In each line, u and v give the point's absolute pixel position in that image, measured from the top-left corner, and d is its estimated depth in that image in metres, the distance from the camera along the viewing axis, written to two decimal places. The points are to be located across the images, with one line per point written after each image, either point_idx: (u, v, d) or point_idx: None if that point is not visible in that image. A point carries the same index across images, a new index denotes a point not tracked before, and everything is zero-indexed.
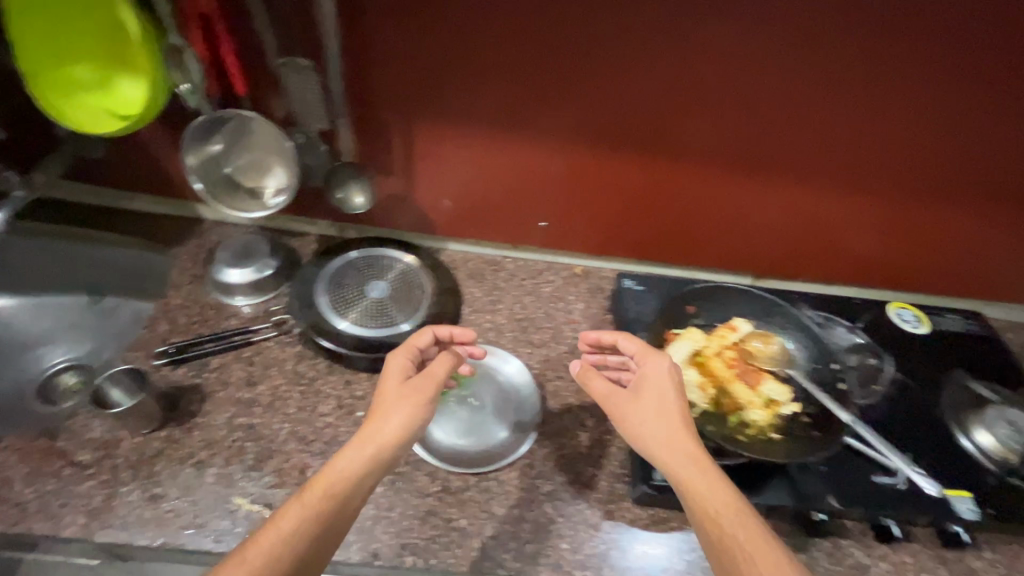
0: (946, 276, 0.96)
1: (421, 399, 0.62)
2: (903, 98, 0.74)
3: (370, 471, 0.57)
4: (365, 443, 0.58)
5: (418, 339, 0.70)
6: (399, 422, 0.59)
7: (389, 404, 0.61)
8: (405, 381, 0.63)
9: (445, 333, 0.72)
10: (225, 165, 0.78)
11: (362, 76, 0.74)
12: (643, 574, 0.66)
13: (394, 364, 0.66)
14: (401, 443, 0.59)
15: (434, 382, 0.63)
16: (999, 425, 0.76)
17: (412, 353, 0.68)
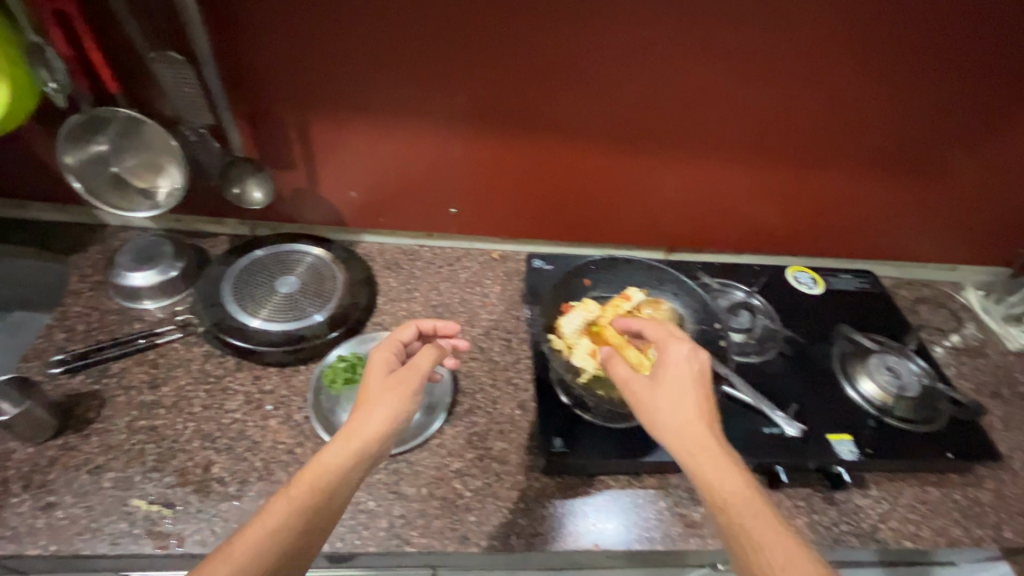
0: (839, 234, 1.04)
1: (407, 393, 0.59)
2: (776, 72, 0.80)
3: (358, 465, 0.54)
4: (351, 437, 0.55)
5: (402, 334, 0.69)
6: (386, 415, 0.57)
7: (375, 397, 0.59)
8: (390, 375, 0.61)
9: (428, 327, 0.72)
10: (112, 164, 0.76)
11: (250, 62, 0.74)
12: (548, 536, 0.68)
13: (377, 359, 0.64)
14: (388, 435, 0.57)
15: (418, 375, 0.61)
16: (881, 371, 0.82)
17: (396, 347, 0.67)
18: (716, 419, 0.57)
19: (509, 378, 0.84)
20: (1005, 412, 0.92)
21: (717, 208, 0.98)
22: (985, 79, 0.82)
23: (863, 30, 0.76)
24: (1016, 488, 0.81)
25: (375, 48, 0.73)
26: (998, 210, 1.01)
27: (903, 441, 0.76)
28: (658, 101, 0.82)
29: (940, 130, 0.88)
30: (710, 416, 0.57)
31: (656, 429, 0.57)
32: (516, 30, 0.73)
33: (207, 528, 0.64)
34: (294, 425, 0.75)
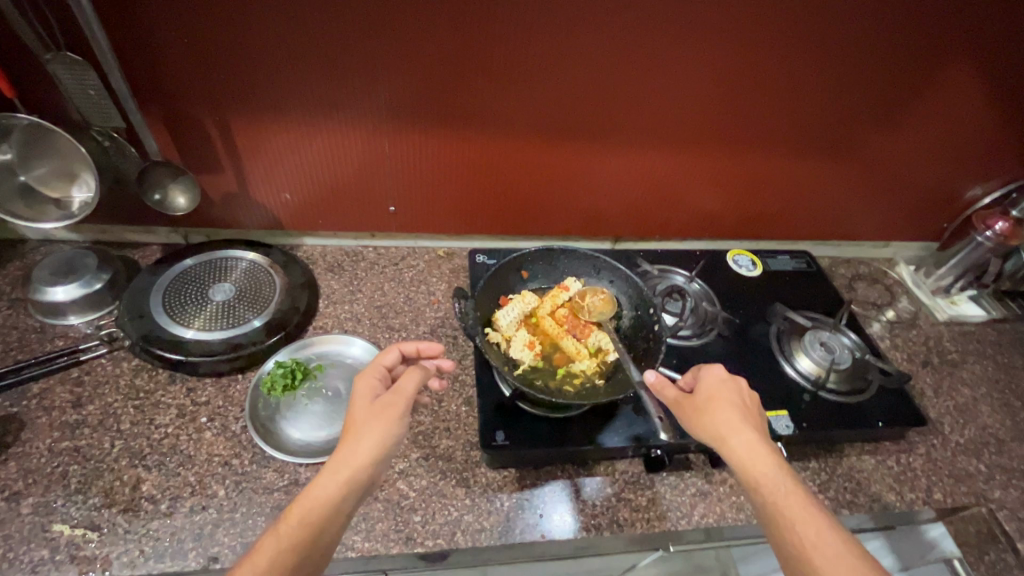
0: (771, 216, 1.10)
1: (391, 418, 0.57)
2: (699, 63, 0.82)
3: (348, 495, 0.53)
4: (340, 467, 0.54)
5: (383, 358, 0.64)
6: (372, 444, 0.55)
7: (361, 424, 0.56)
8: (376, 401, 0.58)
9: (411, 349, 0.66)
10: (20, 172, 0.72)
11: (161, 65, 0.71)
12: (496, 531, 0.68)
13: (360, 387, 0.60)
14: (375, 463, 0.55)
15: (405, 398, 0.59)
16: (815, 348, 0.84)
17: (379, 373, 0.62)
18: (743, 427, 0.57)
19: (455, 375, 0.83)
20: (934, 379, 0.96)
21: (654, 196, 1.03)
22: (897, 64, 0.85)
23: (780, 27, 0.79)
24: (945, 451, 0.85)
25: (294, 48, 0.72)
26: (920, 188, 1.06)
27: (836, 413, 0.79)
28: (587, 93, 0.83)
29: (859, 114, 0.92)
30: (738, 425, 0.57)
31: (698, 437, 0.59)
32: (437, 26, 0.73)
33: (137, 548, 0.61)
34: (231, 436, 0.72)
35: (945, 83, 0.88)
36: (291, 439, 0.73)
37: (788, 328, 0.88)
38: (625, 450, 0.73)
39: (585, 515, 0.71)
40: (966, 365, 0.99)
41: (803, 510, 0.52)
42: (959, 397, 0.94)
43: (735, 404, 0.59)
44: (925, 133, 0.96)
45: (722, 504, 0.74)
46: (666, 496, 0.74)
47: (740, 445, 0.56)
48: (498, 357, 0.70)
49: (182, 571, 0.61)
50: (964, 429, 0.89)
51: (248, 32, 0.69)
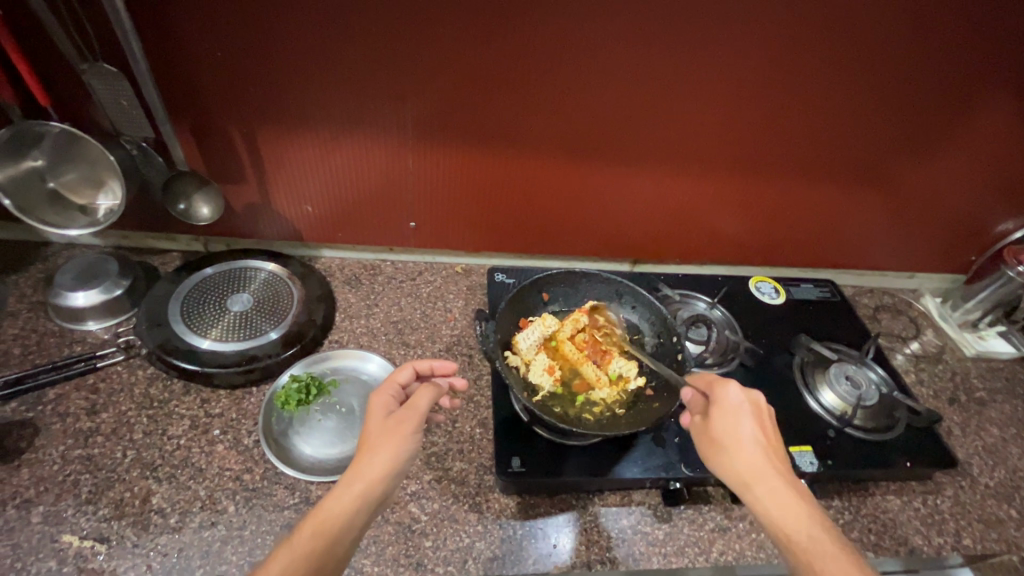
0: (793, 242, 1.08)
1: (405, 433, 0.55)
2: (727, 87, 0.81)
3: (361, 510, 0.51)
4: (353, 480, 0.52)
5: (397, 375, 0.63)
6: (386, 458, 0.53)
7: (376, 438, 0.55)
8: (389, 416, 0.57)
9: (425, 367, 0.66)
10: (50, 179, 0.72)
11: (193, 78, 0.71)
12: (508, 560, 0.66)
13: (376, 402, 0.60)
14: (388, 478, 0.53)
15: (418, 414, 0.57)
16: (840, 382, 0.82)
17: (394, 390, 0.62)
18: (755, 465, 0.54)
19: (470, 395, 0.82)
20: (961, 418, 0.93)
21: (675, 219, 1.01)
22: (928, 94, 0.84)
23: (809, 55, 0.78)
24: (973, 493, 0.82)
25: (324, 63, 0.72)
26: (948, 220, 1.04)
27: (861, 450, 0.77)
28: (613, 115, 0.83)
29: (887, 143, 0.91)
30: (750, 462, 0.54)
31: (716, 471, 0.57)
32: (467, 46, 0.73)
33: (144, 563, 0.61)
34: (243, 450, 0.72)
35: (977, 114, 0.87)
36: (304, 456, 0.72)
37: (812, 359, 0.86)
38: (643, 481, 0.71)
39: (597, 546, 0.69)
40: (995, 404, 0.96)
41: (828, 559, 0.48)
42: (987, 437, 0.91)
43: (748, 436, 0.56)
44: (954, 164, 0.94)
45: (741, 542, 0.72)
46: (684, 531, 0.72)
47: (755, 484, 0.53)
48: (517, 381, 0.69)
49: None
50: (993, 471, 0.86)
51: (280, 46, 0.70)
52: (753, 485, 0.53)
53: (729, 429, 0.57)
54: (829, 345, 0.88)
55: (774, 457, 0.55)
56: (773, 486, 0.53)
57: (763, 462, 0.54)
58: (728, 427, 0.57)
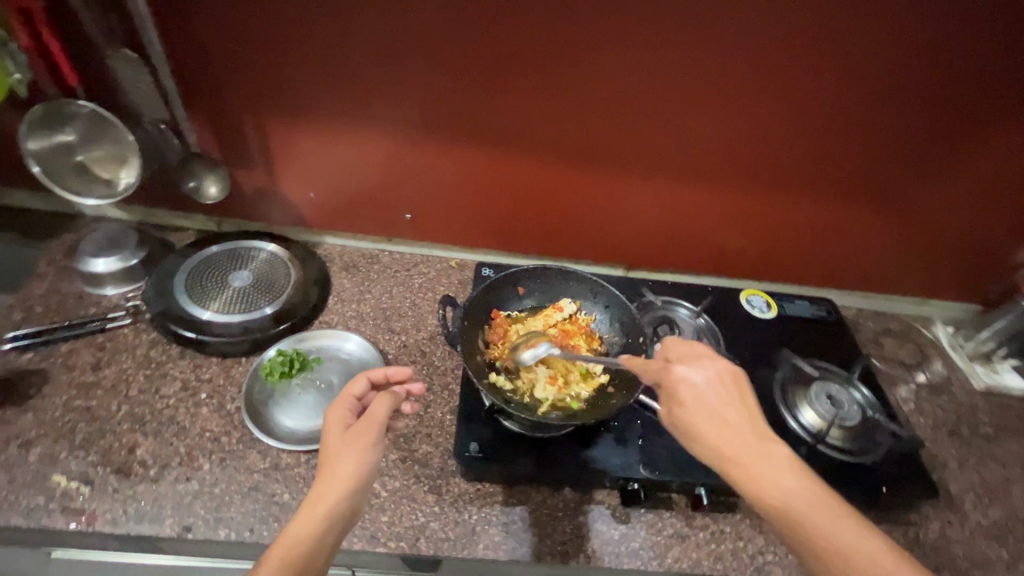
0: (794, 258, 1.06)
1: (365, 445, 0.55)
2: (720, 94, 0.82)
3: (328, 530, 0.50)
4: (317, 501, 0.51)
5: (351, 387, 0.61)
6: (348, 473, 0.52)
7: (334, 456, 0.54)
8: (347, 431, 0.56)
9: (379, 376, 0.63)
10: (79, 153, 0.80)
11: (207, 66, 0.77)
12: (459, 543, 0.68)
13: (331, 419, 0.58)
14: (353, 494, 0.52)
15: (377, 424, 0.56)
16: (821, 400, 0.80)
17: (349, 404, 0.60)
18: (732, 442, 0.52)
19: (446, 383, 0.84)
20: (961, 452, 0.88)
21: (669, 227, 1.02)
22: (928, 109, 0.82)
23: (795, 64, 0.79)
24: (962, 530, 0.78)
25: (327, 57, 0.77)
26: (961, 244, 0.99)
27: (836, 470, 0.74)
28: (605, 118, 0.85)
29: (890, 160, 0.89)
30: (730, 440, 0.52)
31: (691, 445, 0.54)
32: (460, 45, 0.77)
33: (121, 507, 0.65)
34: (225, 414, 0.76)
35: (985, 133, 0.84)
36: (280, 426, 0.76)
37: (794, 375, 0.84)
38: (601, 479, 0.71)
39: (526, 530, 0.70)
40: (1000, 440, 0.91)
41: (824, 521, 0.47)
42: (987, 474, 0.86)
43: (719, 411, 0.54)
44: (962, 184, 0.91)
45: (699, 551, 0.71)
46: (641, 533, 0.71)
47: (741, 460, 0.51)
48: (482, 369, 0.71)
49: (158, 535, 0.64)
50: (988, 509, 0.81)
51: (289, 40, 0.75)
52: (736, 466, 0.51)
53: (699, 407, 0.54)
54: (813, 363, 0.86)
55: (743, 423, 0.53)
56: (752, 458, 0.51)
57: (736, 435, 0.52)
58: (698, 404, 0.54)
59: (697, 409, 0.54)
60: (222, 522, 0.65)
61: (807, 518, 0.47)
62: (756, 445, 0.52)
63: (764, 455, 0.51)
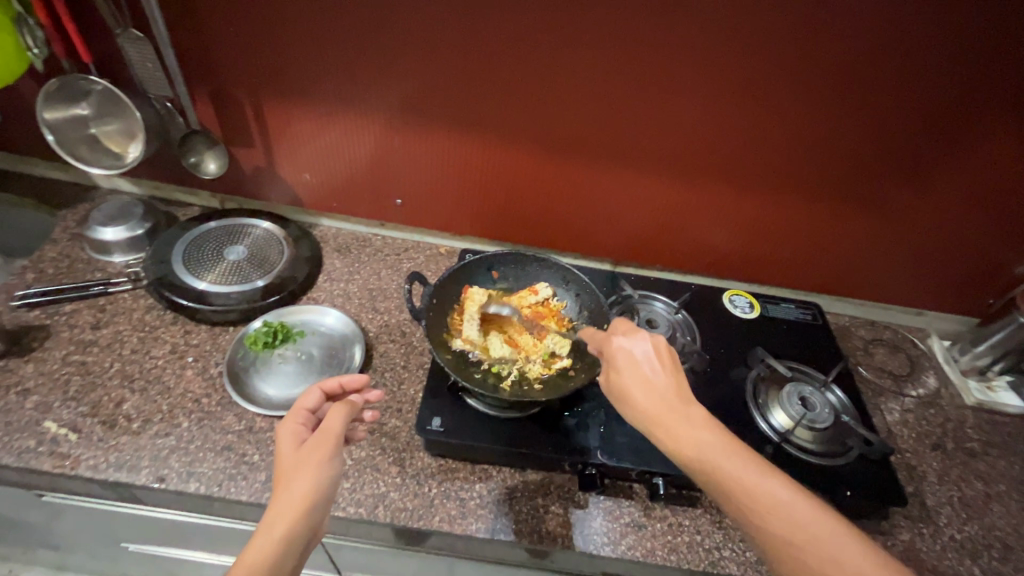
0: (782, 261, 1.05)
1: (321, 459, 0.56)
2: (702, 94, 0.82)
3: (287, 552, 0.50)
4: (274, 523, 0.51)
5: (304, 401, 0.62)
6: (306, 491, 0.53)
7: (289, 474, 0.54)
8: (302, 446, 0.57)
9: (332, 385, 0.65)
10: (93, 125, 0.87)
11: (209, 48, 0.82)
12: (417, 514, 0.70)
13: (284, 434, 0.59)
14: (309, 513, 0.52)
15: (335, 435, 0.58)
16: (792, 402, 0.79)
17: (302, 417, 0.61)
18: (658, 410, 0.54)
19: (421, 362, 0.87)
20: (943, 465, 0.86)
21: (655, 224, 1.02)
22: (920, 115, 0.81)
23: (779, 65, 0.78)
24: (932, 543, 0.76)
25: (321, 44, 0.81)
26: (959, 254, 0.97)
27: (801, 470, 0.74)
28: (589, 113, 0.87)
29: (879, 165, 0.88)
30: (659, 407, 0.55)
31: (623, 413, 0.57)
32: (448, 36, 0.79)
33: (102, 457, 0.70)
34: (208, 377, 0.80)
35: (978, 140, 0.82)
36: (258, 392, 0.79)
37: (766, 374, 0.83)
38: (560, 462, 0.72)
39: (474, 506, 0.71)
40: (986, 456, 0.88)
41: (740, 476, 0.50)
42: (968, 489, 0.83)
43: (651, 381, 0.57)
44: (957, 193, 0.89)
45: (654, 541, 0.71)
46: (596, 519, 0.72)
47: (668, 423, 0.54)
48: (448, 345, 0.73)
49: (133, 483, 0.68)
50: (964, 525, 0.79)
51: (284, 26, 0.79)
52: (658, 428, 0.54)
53: (631, 377, 0.57)
54: (788, 364, 0.86)
55: (674, 394, 0.56)
56: (678, 426, 0.53)
57: (665, 404, 0.55)
58: (631, 375, 0.57)
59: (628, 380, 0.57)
60: (194, 477, 0.69)
61: (723, 475, 0.50)
62: (683, 411, 0.54)
63: (688, 420, 0.54)
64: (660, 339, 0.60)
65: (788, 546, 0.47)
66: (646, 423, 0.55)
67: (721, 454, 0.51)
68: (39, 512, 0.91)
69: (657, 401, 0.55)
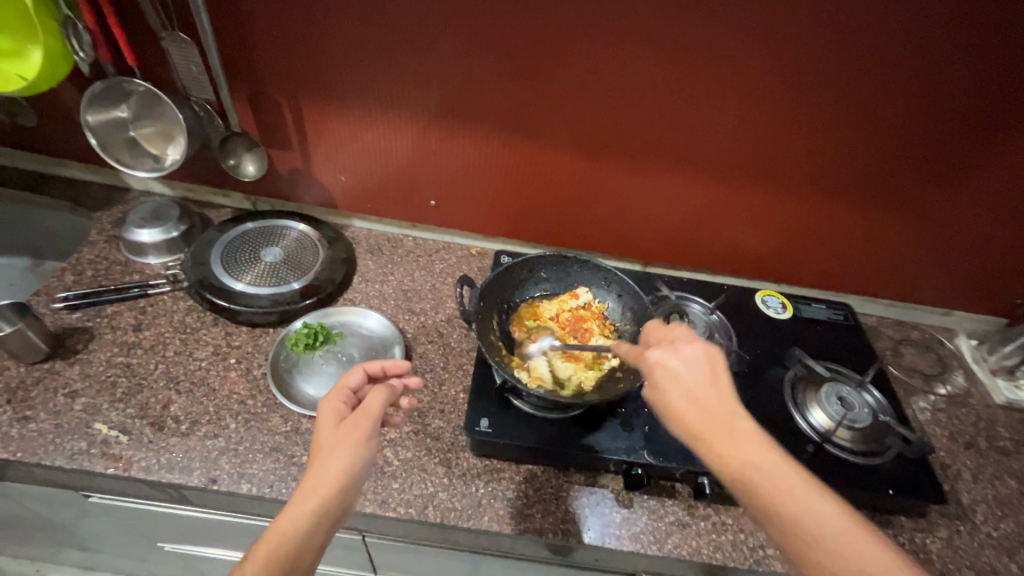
0: (811, 262, 1.06)
1: (359, 440, 0.55)
2: (739, 97, 0.83)
3: (317, 527, 0.51)
4: (305, 498, 0.51)
5: (348, 379, 0.62)
6: (340, 471, 0.53)
7: (327, 451, 0.54)
8: (340, 425, 0.56)
9: (376, 368, 0.64)
10: (131, 129, 0.87)
11: (251, 52, 0.82)
12: (465, 515, 0.71)
13: (325, 411, 0.58)
14: (341, 492, 0.52)
15: (371, 419, 0.57)
16: (830, 401, 0.80)
17: (345, 396, 0.61)
18: (703, 425, 0.52)
19: (460, 363, 0.87)
20: (976, 463, 0.87)
21: (686, 226, 1.03)
22: (959, 118, 0.80)
23: (820, 70, 0.78)
24: (970, 540, 0.77)
25: (363, 49, 0.81)
26: (989, 255, 0.97)
27: (842, 469, 0.75)
28: (626, 116, 0.87)
29: (912, 169, 0.88)
30: (706, 422, 0.52)
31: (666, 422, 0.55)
32: (490, 39, 0.79)
33: (153, 457, 0.70)
34: (252, 378, 0.81)
35: (1012, 145, 0.82)
36: (302, 392, 0.80)
37: (803, 373, 0.85)
38: (606, 462, 0.73)
39: (520, 506, 0.72)
40: (1019, 455, 0.89)
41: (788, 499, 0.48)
42: (1003, 488, 0.84)
43: (697, 395, 0.54)
44: (991, 194, 0.89)
45: (699, 539, 0.72)
46: (642, 517, 0.73)
47: (715, 436, 0.51)
48: (496, 348, 0.74)
49: (185, 484, 0.69)
50: (1001, 522, 0.80)
51: (327, 28, 0.79)
52: (701, 441, 0.52)
53: (677, 390, 0.55)
54: (823, 364, 0.87)
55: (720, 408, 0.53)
56: (725, 441, 0.51)
57: (711, 416, 0.53)
58: (676, 390, 0.55)
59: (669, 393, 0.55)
60: (245, 477, 0.70)
61: (766, 493, 0.49)
62: (730, 427, 0.52)
63: (734, 436, 0.51)
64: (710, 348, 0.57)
65: (827, 573, 0.45)
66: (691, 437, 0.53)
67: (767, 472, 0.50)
68: (77, 514, 0.92)
69: (700, 417, 0.53)
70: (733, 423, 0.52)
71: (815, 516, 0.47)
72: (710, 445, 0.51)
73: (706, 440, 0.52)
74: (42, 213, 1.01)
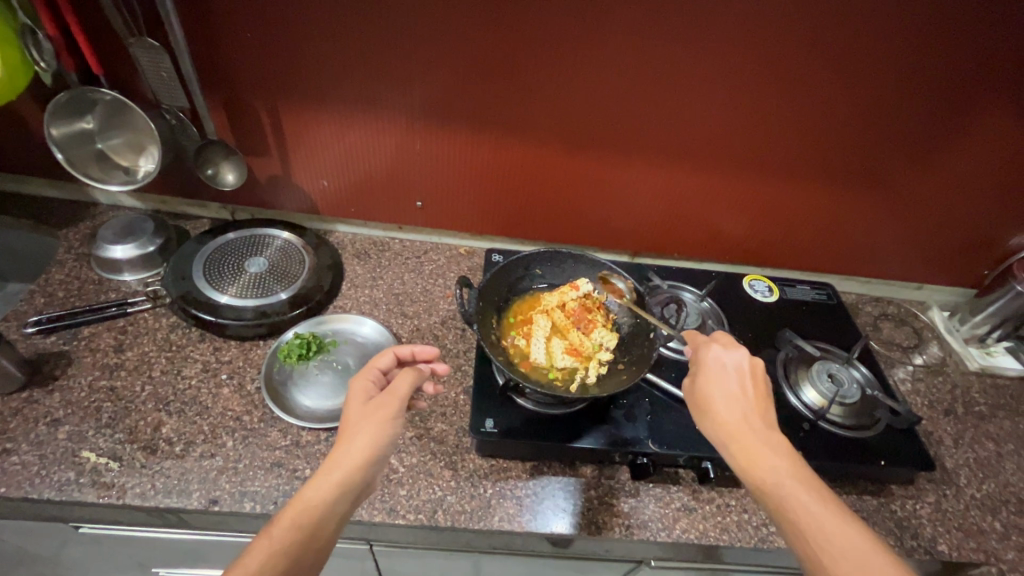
0: (792, 245, 1.09)
1: (387, 418, 0.55)
2: (721, 88, 0.84)
3: (341, 498, 0.51)
4: (332, 468, 0.52)
5: (379, 360, 0.62)
6: (365, 444, 0.53)
7: (354, 425, 0.55)
8: (369, 402, 0.57)
9: (406, 353, 0.64)
10: (98, 141, 0.83)
11: (226, 57, 0.80)
12: (475, 518, 0.70)
13: (354, 389, 0.59)
14: (366, 467, 0.53)
15: (399, 400, 0.57)
16: (822, 379, 0.83)
17: (374, 375, 0.61)
18: (737, 426, 0.57)
19: (458, 364, 0.87)
20: (956, 429, 0.92)
21: (672, 217, 1.05)
22: (929, 100, 0.84)
23: (798, 58, 0.80)
24: (956, 503, 0.81)
25: (342, 51, 0.79)
26: (957, 229, 1.02)
27: (838, 444, 0.77)
28: (611, 109, 0.87)
29: (886, 152, 0.91)
30: (740, 424, 0.57)
31: (704, 420, 0.60)
32: (473, 38, 0.79)
33: (148, 482, 0.68)
34: (246, 394, 0.78)
35: (978, 124, 0.86)
36: (298, 403, 0.78)
37: (793, 354, 0.88)
38: (611, 453, 0.74)
39: (530, 502, 0.72)
40: (993, 419, 0.94)
41: (810, 509, 0.51)
42: (981, 450, 0.89)
43: (737, 398, 0.59)
44: (959, 172, 0.93)
45: (706, 523, 0.73)
46: (649, 506, 0.74)
47: (747, 437, 0.56)
48: (500, 349, 0.74)
49: (185, 508, 0.66)
50: (982, 483, 0.84)
51: (305, 31, 0.77)
52: (732, 439, 0.57)
53: (715, 390, 0.60)
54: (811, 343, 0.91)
55: (754, 412, 0.58)
56: (754, 443, 0.56)
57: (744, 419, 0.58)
58: (715, 389, 0.60)
59: (708, 392, 0.60)
60: (247, 496, 0.68)
61: (788, 499, 0.52)
62: (763, 433, 0.57)
63: (764, 443, 0.56)
64: (758, 362, 0.61)
65: None
66: (725, 438, 0.58)
67: (790, 477, 0.53)
68: (63, 547, 0.88)
69: (736, 418, 0.58)
70: (765, 429, 0.57)
71: (836, 529, 0.49)
72: (742, 445, 0.56)
73: (735, 439, 0.57)
74: (2, 234, 0.96)
